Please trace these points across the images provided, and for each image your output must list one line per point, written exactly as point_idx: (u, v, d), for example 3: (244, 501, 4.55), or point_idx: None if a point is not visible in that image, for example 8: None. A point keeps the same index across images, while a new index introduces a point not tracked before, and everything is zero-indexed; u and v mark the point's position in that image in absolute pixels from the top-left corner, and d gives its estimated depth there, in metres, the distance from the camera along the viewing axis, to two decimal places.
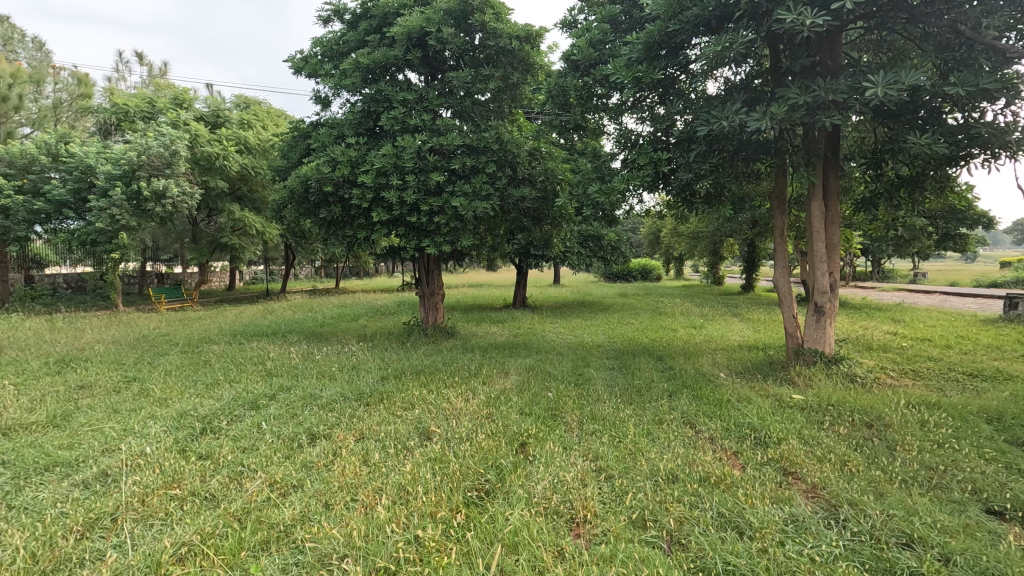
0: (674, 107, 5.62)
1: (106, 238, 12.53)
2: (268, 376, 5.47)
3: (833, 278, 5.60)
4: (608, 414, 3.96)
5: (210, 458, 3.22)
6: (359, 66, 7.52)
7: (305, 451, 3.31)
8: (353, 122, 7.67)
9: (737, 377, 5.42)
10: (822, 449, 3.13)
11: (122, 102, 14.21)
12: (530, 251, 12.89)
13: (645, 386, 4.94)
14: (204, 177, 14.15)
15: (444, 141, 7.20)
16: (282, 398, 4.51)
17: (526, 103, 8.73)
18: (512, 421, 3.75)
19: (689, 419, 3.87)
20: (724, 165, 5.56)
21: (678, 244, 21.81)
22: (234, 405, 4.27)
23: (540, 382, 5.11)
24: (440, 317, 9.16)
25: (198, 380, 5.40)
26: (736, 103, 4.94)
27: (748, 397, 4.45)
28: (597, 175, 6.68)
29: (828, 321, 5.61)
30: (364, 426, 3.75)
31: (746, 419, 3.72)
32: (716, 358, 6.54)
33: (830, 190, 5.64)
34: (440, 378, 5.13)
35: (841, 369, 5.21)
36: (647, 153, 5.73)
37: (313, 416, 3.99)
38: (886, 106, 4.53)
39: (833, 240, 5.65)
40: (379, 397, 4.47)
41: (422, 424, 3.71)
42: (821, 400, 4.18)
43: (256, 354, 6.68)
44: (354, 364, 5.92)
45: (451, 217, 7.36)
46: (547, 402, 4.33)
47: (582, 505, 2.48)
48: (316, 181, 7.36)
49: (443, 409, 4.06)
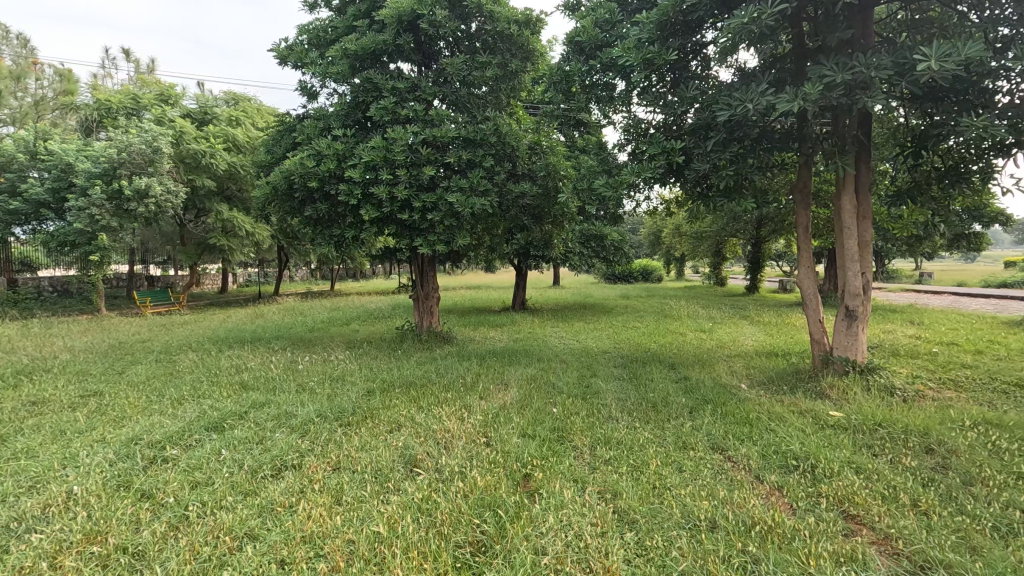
0: (689, 91, 5.11)
1: (86, 239, 11.99)
2: (243, 390, 4.94)
3: (865, 279, 5.05)
4: (624, 436, 3.46)
5: (152, 498, 2.70)
6: (347, 53, 7.00)
7: (268, 487, 2.78)
8: (339, 113, 7.13)
9: (760, 389, 4.89)
10: (887, 485, 2.63)
11: (105, 98, 13.65)
12: (529, 251, 12.38)
13: (661, 401, 4.43)
14: (189, 175, 13.62)
15: (438, 133, 6.67)
16: (252, 419, 3.99)
17: (525, 93, 8.23)
18: (514, 446, 3.24)
19: (717, 442, 3.35)
20: (745, 155, 5.04)
21: (681, 244, 21.32)
22: (195, 428, 3.74)
23: (543, 395, 4.60)
24: (435, 322, 8.63)
25: (165, 395, 4.86)
26: (762, 83, 4.44)
27: (780, 414, 3.92)
28: (603, 168, 6.17)
29: (860, 326, 5.04)
30: (342, 452, 3.24)
31: (785, 443, 3.22)
32: (734, 367, 6.00)
33: (861, 182, 5.10)
34: (433, 392, 4.62)
35: (877, 380, 4.68)
36: (659, 142, 5.20)
37: (283, 441, 3.46)
38: (935, 84, 4.01)
39: (865, 237, 5.09)
40: (361, 416, 3.94)
41: (409, 451, 3.21)
42: (865, 418, 3.66)
43: (233, 365, 6.12)
44: (339, 375, 5.39)
45: (446, 214, 6.84)
46: (552, 422, 3.80)
47: (603, 569, 1.98)
48: (300, 176, 6.82)
49: (433, 432, 3.54)
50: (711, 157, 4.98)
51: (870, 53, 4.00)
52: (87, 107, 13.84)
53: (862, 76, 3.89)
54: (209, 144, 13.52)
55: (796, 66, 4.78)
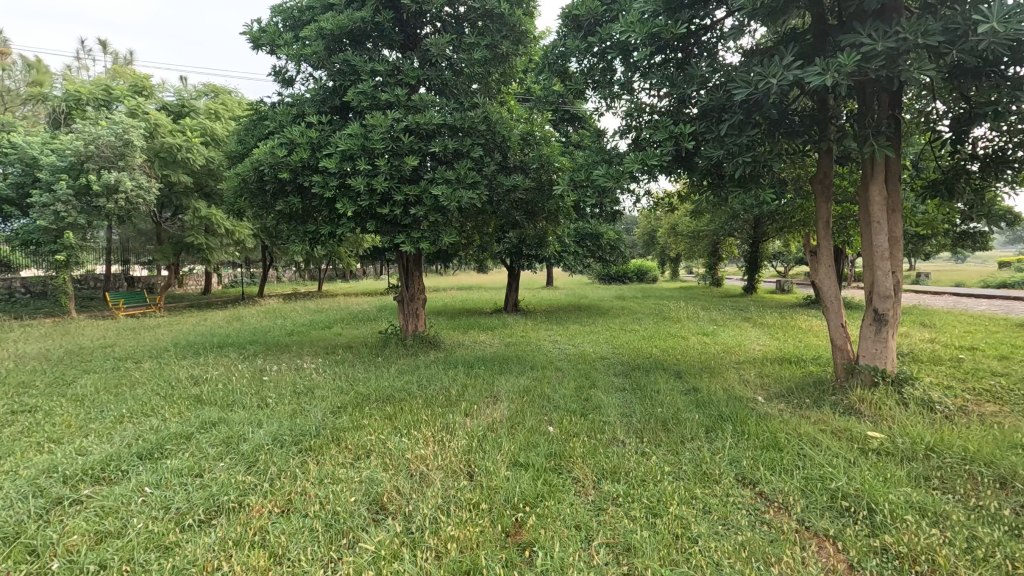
0: (700, 69, 4.57)
1: (51, 237, 11.26)
2: (197, 407, 4.34)
3: (896, 279, 4.50)
4: (635, 466, 2.93)
5: (36, 562, 2.12)
6: (323, 33, 6.43)
7: (193, 541, 2.23)
8: (315, 99, 6.56)
9: (779, 403, 4.37)
10: (968, 537, 2.09)
11: (75, 89, 12.94)
12: (523, 250, 11.80)
13: (672, 418, 3.88)
14: (164, 171, 12.91)
15: (421, 119, 6.08)
16: (195, 444, 3.39)
17: (515, 79, 7.67)
18: (505, 480, 2.71)
19: (744, 472, 2.82)
20: (763, 140, 4.51)
21: (676, 245, 20.83)
22: (123, 456, 3.14)
23: (537, 411, 4.05)
24: (421, 325, 8.04)
25: (106, 413, 4.24)
26: (785, 56, 3.91)
27: (813, 436, 3.37)
28: (602, 158, 5.61)
29: (890, 332, 4.49)
30: (295, 490, 2.69)
31: (827, 475, 2.69)
32: (747, 375, 5.45)
33: (890, 172, 4.56)
34: (411, 409, 4.04)
35: (913, 392, 4.15)
36: (666, 127, 4.62)
37: (225, 474, 2.89)
38: (987, 54, 3.47)
39: (896, 233, 4.55)
40: (326, 440, 3.37)
41: (375, 487, 2.67)
42: (915, 443, 3.12)
43: (193, 375, 5.48)
44: (309, 388, 4.79)
45: (431, 208, 6.26)
46: (549, 446, 3.26)
47: None
48: (270, 167, 6.21)
49: (406, 461, 2.98)
50: (725, 143, 4.41)
51: (916, 19, 3.46)
52: (55, 99, 13.10)
53: (907, 44, 3.35)
54: (185, 138, 12.89)
55: (819, 37, 4.25)
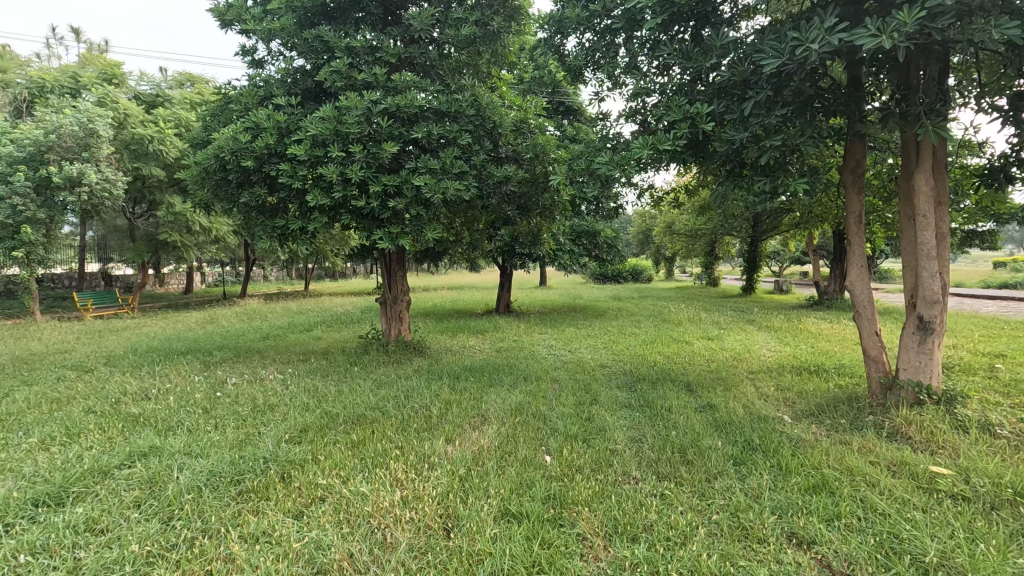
0: (721, 37, 3.94)
1: (9, 232, 10.50)
2: (131, 431, 3.68)
3: (944, 281, 3.91)
4: (655, 518, 2.32)
5: None
6: (293, 6, 5.78)
7: None
8: (285, 80, 5.91)
9: (811, 424, 3.78)
10: None
11: (39, 76, 12.19)
12: (516, 248, 11.17)
13: (691, 445, 3.26)
14: (134, 163, 12.20)
15: (402, 100, 5.45)
16: (110, 485, 2.74)
17: (507, 61, 7.03)
18: (491, 543, 2.11)
19: (794, 527, 2.24)
20: (793, 121, 3.89)
21: (671, 244, 20.28)
22: (11, 505, 2.49)
23: (532, 436, 3.45)
24: (405, 329, 7.38)
25: (16, 439, 3.55)
26: (826, 18, 3.29)
27: (866, 472, 2.77)
28: (605, 144, 4.98)
29: (936, 341, 3.90)
30: (216, 559, 2.05)
31: (906, 536, 2.10)
32: (766, 389, 4.86)
33: (936, 159, 3.95)
34: (383, 435, 3.41)
35: (967, 413, 3.57)
36: (680, 106, 3.99)
37: (133, 531, 2.25)
38: None
39: (942, 229, 3.97)
40: (272, 480, 2.73)
41: (324, 555, 2.05)
42: (996, 487, 2.53)
43: (138, 390, 4.80)
44: (268, 407, 4.13)
45: (413, 201, 5.63)
46: (546, 486, 2.64)
47: None
48: (233, 153, 5.54)
49: (368, 512, 2.36)
50: (749, 124, 3.79)
51: None
52: (17, 86, 12.31)
53: None
54: (157, 128, 12.19)
55: None
